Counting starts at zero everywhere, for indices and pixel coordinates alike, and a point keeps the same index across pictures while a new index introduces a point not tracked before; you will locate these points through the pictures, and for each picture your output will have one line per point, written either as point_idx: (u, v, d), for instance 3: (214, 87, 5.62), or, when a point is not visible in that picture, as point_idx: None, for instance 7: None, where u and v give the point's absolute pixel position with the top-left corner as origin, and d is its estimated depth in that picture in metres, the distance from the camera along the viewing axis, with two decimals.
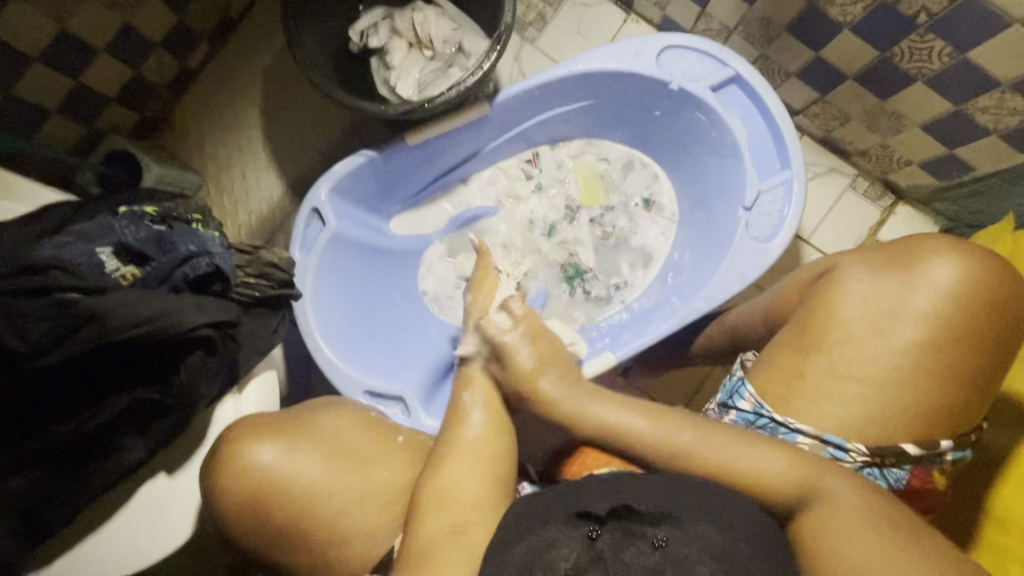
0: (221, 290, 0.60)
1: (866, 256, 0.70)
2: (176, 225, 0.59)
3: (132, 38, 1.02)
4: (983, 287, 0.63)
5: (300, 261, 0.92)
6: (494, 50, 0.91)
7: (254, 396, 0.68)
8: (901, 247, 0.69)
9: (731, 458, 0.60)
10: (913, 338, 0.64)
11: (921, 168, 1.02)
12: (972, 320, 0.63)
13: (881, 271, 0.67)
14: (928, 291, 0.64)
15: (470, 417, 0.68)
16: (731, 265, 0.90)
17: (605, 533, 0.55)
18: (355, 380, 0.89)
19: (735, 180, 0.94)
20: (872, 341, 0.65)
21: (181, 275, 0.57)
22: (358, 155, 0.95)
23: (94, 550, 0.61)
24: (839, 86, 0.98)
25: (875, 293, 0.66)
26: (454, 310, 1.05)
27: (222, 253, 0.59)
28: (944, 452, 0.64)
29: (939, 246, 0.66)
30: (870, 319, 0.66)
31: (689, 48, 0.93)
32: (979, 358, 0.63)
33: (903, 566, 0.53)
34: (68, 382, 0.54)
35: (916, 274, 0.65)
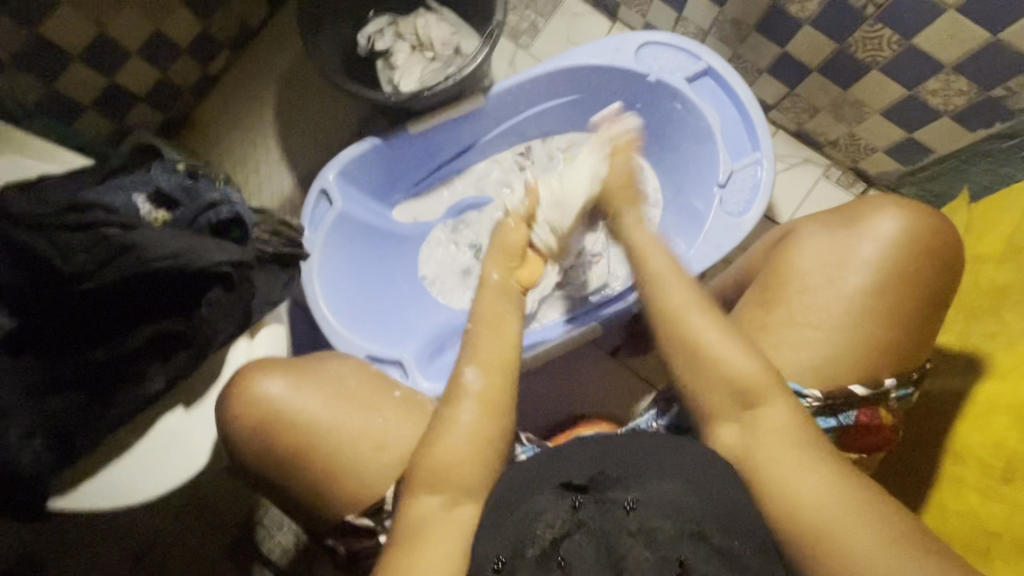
0: (240, 236, 0.67)
1: (822, 218, 0.77)
2: (202, 180, 0.68)
3: (162, 43, 1.14)
4: (921, 237, 0.70)
5: (309, 238, 1.00)
6: (487, 46, 1.00)
7: (264, 342, 0.74)
8: (852, 208, 0.76)
9: (724, 351, 0.67)
10: (861, 284, 0.70)
11: (885, 154, 1.09)
12: (912, 267, 0.69)
13: (834, 228, 0.74)
14: (873, 242, 0.71)
15: (467, 389, 0.69)
16: (708, 240, 0.97)
17: (586, 503, 0.62)
18: (356, 344, 0.95)
19: (710, 163, 1.02)
20: (824, 289, 0.71)
21: (205, 220, 0.64)
22: (364, 142, 1.04)
23: (113, 475, 0.67)
24: (805, 79, 1.07)
25: (826, 248, 0.73)
26: (454, 292, 1.12)
27: (241, 203, 0.66)
28: (889, 390, 0.69)
29: (884, 202, 0.73)
30: (823, 271, 0.72)
31: (665, 45, 1.02)
32: (920, 301, 0.69)
33: (823, 477, 0.59)
34: (102, 309, 0.60)
35: (862, 227, 0.72)
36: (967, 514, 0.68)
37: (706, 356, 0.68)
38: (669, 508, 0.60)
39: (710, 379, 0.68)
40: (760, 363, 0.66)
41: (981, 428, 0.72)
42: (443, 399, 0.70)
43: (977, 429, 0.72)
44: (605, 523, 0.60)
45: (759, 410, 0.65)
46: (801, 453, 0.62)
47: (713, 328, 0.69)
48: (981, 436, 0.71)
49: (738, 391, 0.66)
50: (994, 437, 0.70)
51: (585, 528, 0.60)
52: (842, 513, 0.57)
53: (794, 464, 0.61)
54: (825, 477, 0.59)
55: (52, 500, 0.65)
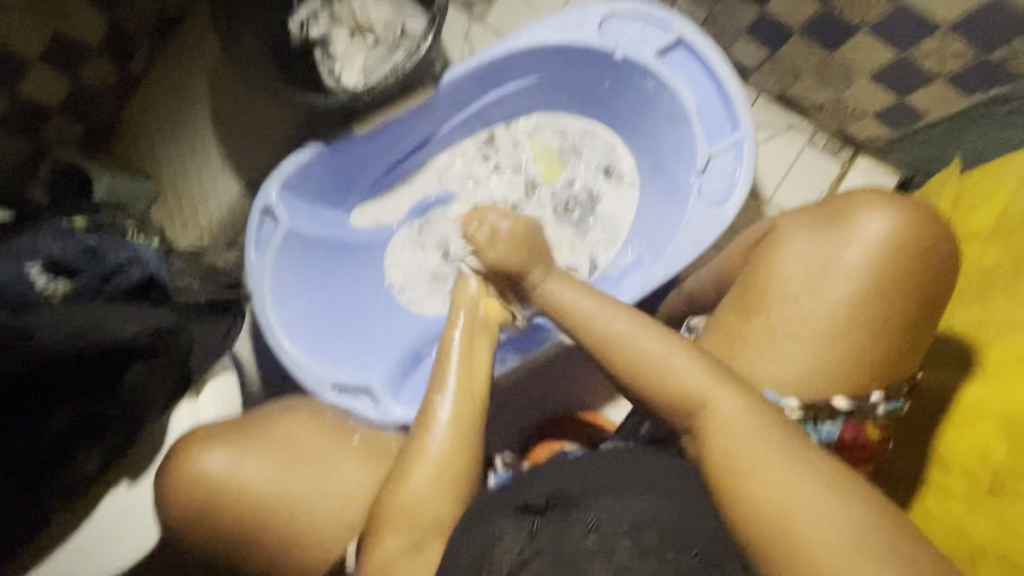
0: (159, 297, 0.62)
1: (804, 219, 0.71)
2: (106, 237, 0.59)
3: (64, 44, 0.99)
4: (913, 239, 0.63)
5: (255, 262, 0.91)
6: (432, 31, 0.88)
7: (210, 403, 0.69)
8: (836, 206, 0.69)
9: (665, 358, 0.60)
10: (847, 294, 0.64)
11: (874, 120, 1.01)
12: (905, 272, 0.63)
13: (817, 231, 0.68)
14: (858, 246, 0.65)
15: (438, 418, 0.66)
16: (687, 233, 0.90)
17: (543, 528, 0.58)
18: (320, 376, 0.89)
19: (687, 147, 0.93)
20: (806, 298, 0.66)
21: (114, 287, 0.57)
22: (306, 150, 0.94)
23: (59, 561, 0.63)
24: (787, 41, 0.97)
25: (810, 253, 0.67)
26: (423, 298, 1.06)
27: (154, 262, 0.61)
28: (875, 405, 0.64)
29: (870, 201, 0.67)
30: (805, 278, 0.67)
31: (631, 15, 0.91)
32: (912, 308, 0.63)
33: (791, 483, 0.49)
34: (11, 401, 0.53)
35: (847, 231, 0.66)
36: (955, 528, 0.65)
37: (627, 359, 0.63)
38: (634, 523, 0.56)
39: (648, 380, 0.61)
40: (691, 358, 0.60)
41: (967, 435, 0.69)
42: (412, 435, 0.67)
43: (963, 435, 0.69)
44: (569, 547, 0.55)
45: (706, 407, 0.56)
46: (765, 454, 0.52)
47: (626, 324, 0.65)
48: (967, 443, 0.68)
49: (679, 394, 0.58)
50: (979, 446, 0.67)
51: (542, 553, 0.56)
52: (824, 520, 0.47)
53: (764, 467, 0.51)
54: (792, 478, 0.50)
55: None
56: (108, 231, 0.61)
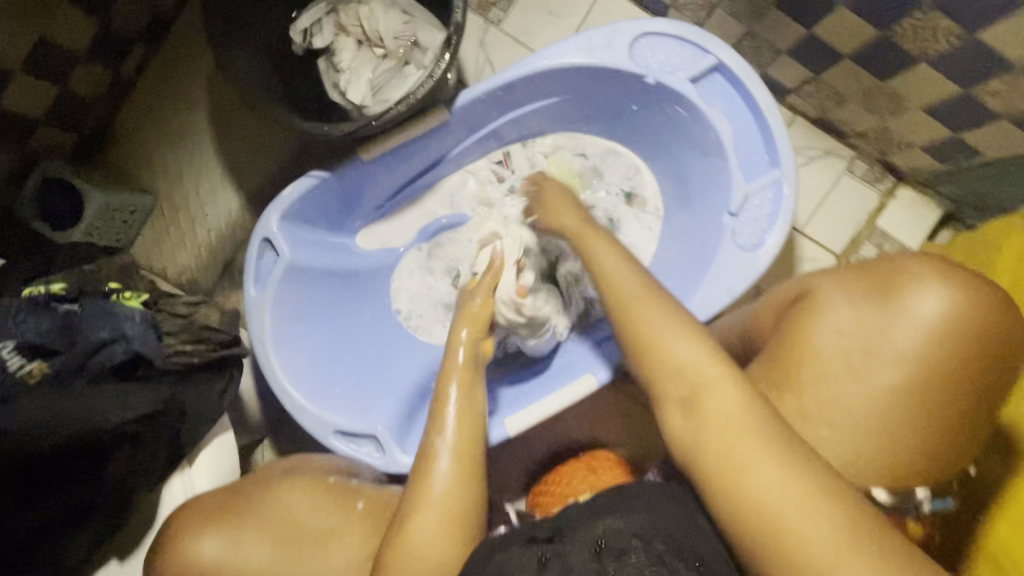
0: (146, 374, 0.62)
1: (846, 284, 0.64)
2: (86, 307, 0.61)
3: (50, 51, 0.92)
4: (971, 323, 0.57)
5: (254, 297, 0.86)
6: (447, 50, 0.81)
7: (204, 472, 0.67)
8: (885, 273, 0.62)
9: (665, 338, 0.60)
10: (892, 380, 0.59)
11: (923, 152, 0.94)
12: (959, 360, 0.58)
13: (860, 302, 0.62)
14: (908, 327, 0.59)
15: (436, 472, 0.65)
16: (718, 278, 0.83)
17: (556, 559, 0.56)
18: (323, 422, 0.84)
19: (720, 182, 0.86)
20: (845, 381, 0.60)
21: (96, 364, 0.59)
22: (308, 178, 0.87)
23: None
24: (834, 65, 0.89)
25: (852, 328, 0.61)
26: (430, 327, 1.00)
27: (137, 336, 0.61)
28: (919, 501, 0.59)
29: (925, 271, 0.60)
30: (845, 356, 0.61)
31: (665, 35, 0.82)
32: (962, 396, 0.58)
33: (777, 471, 0.51)
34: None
35: (897, 307, 0.60)
36: None
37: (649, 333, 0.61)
38: (654, 531, 0.56)
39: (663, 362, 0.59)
40: (696, 345, 0.58)
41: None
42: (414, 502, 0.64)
43: (1019, 529, 0.65)
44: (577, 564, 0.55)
45: (703, 390, 0.56)
46: (751, 443, 0.52)
47: (655, 312, 0.62)
48: None
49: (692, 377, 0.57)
50: None
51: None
52: (804, 505, 0.49)
53: (747, 458, 0.52)
54: (777, 466, 0.51)
55: None
56: (89, 297, 0.62)
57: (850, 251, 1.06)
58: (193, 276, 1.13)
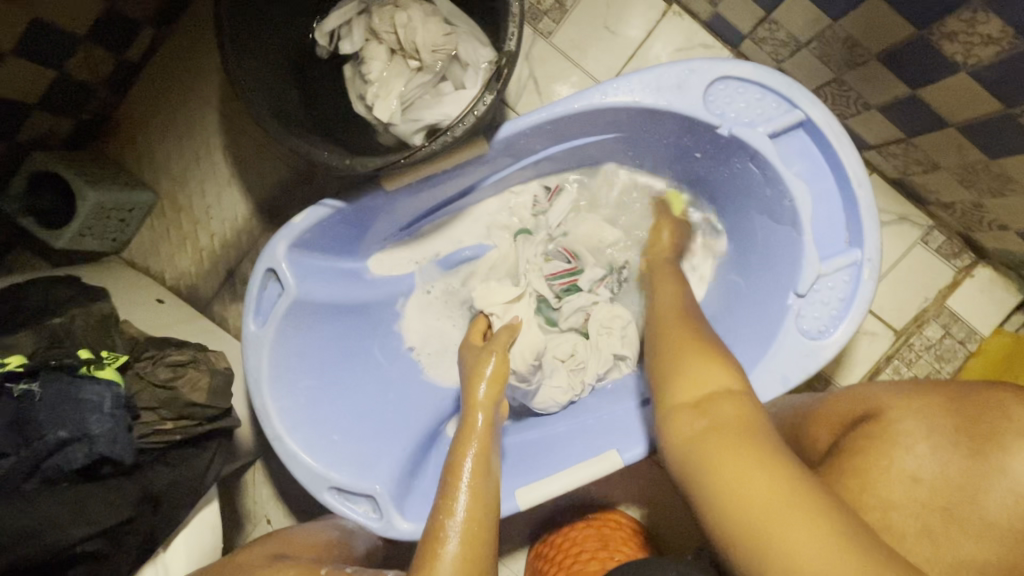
0: (112, 471, 0.60)
1: (928, 419, 0.53)
2: (45, 398, 0.57)
3: (46, 35, 0.82)
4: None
5: (254, 332, 0.77)
6: (493, 81, 0.69)
7: (180, 557, 0.64)
8: (976, 413, 0.52)
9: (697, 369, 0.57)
10: (975, 552, 0.48)
11: (1017, 236, 0.82)
12: None
13: (945, 448, 0.51)
14: (1005, 493, 0.48)
15: (442, 561, 0.57)
16: (773, 365, 0.73)
17: None
18: (318, 476, 0.76)
19: (788, 253, 0.76)
20: (920, 545, 0.49)
21: (52, 467, 0.57)
22: (323, 204, 0.77)
23: None
24: (934, 132, 0.77)
25: (933, 479, 0.51)
26: (438, 366, 0.93)
27: (103, 439, 0.58)
28: None
29: None
30: (921, 513, 0.50)
31: (748, 81, 0.71)
32: None
33: (771, 475, 0.44)
34: None
35: (990, 465, 0.49)
36: None
37: (698, 353, 0.59)
38: None
39: (695, 374, 0.57)
40: (729, 370, 0.57)
41: None
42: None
43: None
44: None
45: (714, 401, 0.53)
46: (743, 447, 0.47)
47: (694, 348, 0.60)
48: None
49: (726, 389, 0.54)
50: None
51: None
52: (791, 509, 0.42)
53: (740, 458, 0.46)
54: (769, 472, 0.45)
55: None
56: (48, 378, 0.58)
57: (912, 329, 0.95)
58: (192, 282, 1.05)
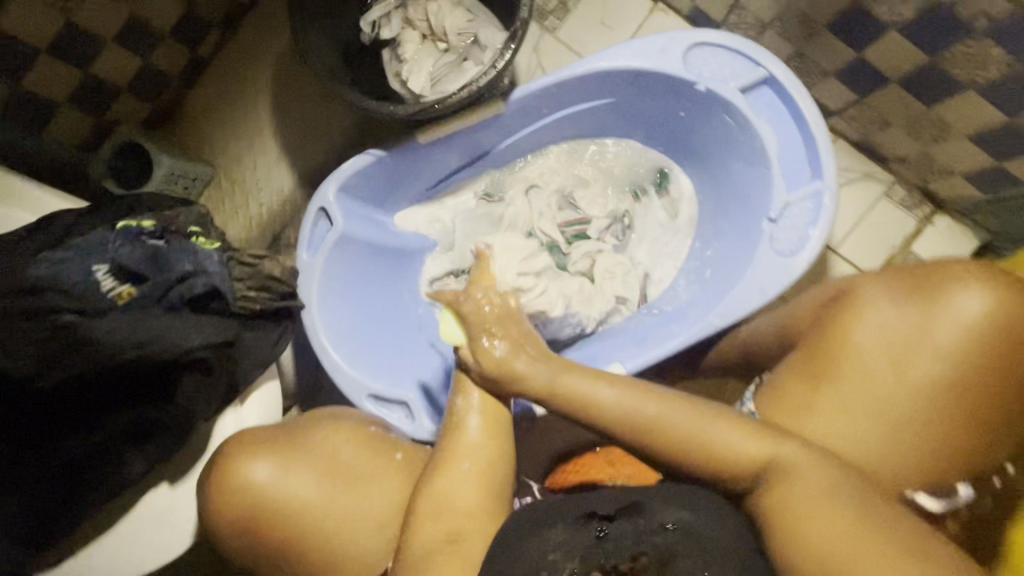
0: (219, 308, 0.61)
1: (887, 282, 0.65)
2: (174, 241, 0.61)
3: (140, 27, 0.99)
4: (1011, 324, 0.58)
5: (306, 261, 0.90)
6: (509, 47, 0.85)
7: (254, 410, 0.68)
8: (927, 273, 0.64)
9: (711, 445, 0.60)
10: (929, 372, 0.60)
11: (964, 180, 0.95)
12: (995, 359, 0.58)
13: (901, 300, 0.63)
14: (951, 325, 0.59)
15: (468, 427, 0.67)
16: (751, 280, 0.85)
17: (611, 534, 0.60)
18: (359, 383, 0.87)
19: (761, 189, 0.89)
20: (885, 375, 0.61)
21: (175, 295, 0.59)
22: (367, 154, 0.92)
23: (102, 550, 0.64)
24: (880, 89, 0.91)
25: (895, 326, 0.62)
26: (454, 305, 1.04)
27: (217, 273, 0.60)
28: (960, 494, 0.61)
29: (966, 274, 0.61)
30: (884, 352, 0.62)
31: (719, 46, 0.86)
32: (998, 389, 0.59)
33: (845, 534, 0.53)
34: (62, 404, 0.59)
35: (938, 306, 0.60)
36: None
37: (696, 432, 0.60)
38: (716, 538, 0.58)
39: (703, 452, 0.60)
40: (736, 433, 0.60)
41: None
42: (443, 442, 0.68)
43: None
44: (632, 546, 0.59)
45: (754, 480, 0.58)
46: (811, 519, 0.54)
47: (687, 412, 0.61)
48: None
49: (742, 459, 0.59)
50: None
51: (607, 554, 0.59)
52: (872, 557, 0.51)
53: (810, 530, 0.54)
54: (846, 537, 0.53)
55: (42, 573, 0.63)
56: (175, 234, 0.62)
57: None
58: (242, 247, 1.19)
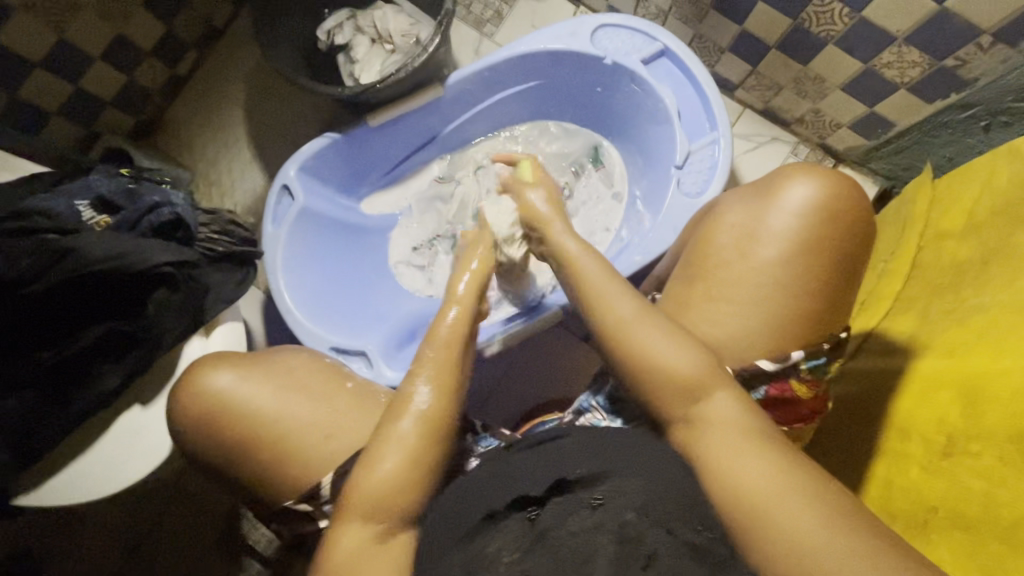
0: (185, 237, 0.74)
1: (740, 194, 0.78)
2: (144, 184, 0.76)
3: (124, 46, 1.14)
4: (832, 205, 0.70)
5: (271, 233, 1.00)
6: (438, 34, 0.98)
7: (219, 340, 0.80)
8: (769, 176, 0.76)
9: (660, 352, 0.65)
10: (774, 253, 0.71)
11: (851, 130, 1.08)
12: (823, 237, 0.70)
13: (751, 202, 0.75)
14: (782, 212, 0.71)
15: (413, 406, 0.66)
16: (665, 220, 0.97)
17: (543, 514, 0.59)
18: (320, 337, 0.96)
19: (667, 145, 1.01)
20: (740, 264, 0.73)
21: (147, 223, 0.71)
22: (323, 137, 1.04)
23: (82, 466, 0.74)
24: (766, 56, 1.06)
25: (743, 222, 0.74)
26: (405, 272, 1.15)
27: (182, 205, 0.73)
28: (796, 362, 0.70)
29: (798, 171, 0.74)
30: (737, 246, 0.74)
31: (620, 26, 1.01)
32: (832, 263, 0.70)
33: (771, 469, 0.56)
34: (39, 320, 0.67)
35: (775, 198, 0.73)
36: (911, 489, 0.71)
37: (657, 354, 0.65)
38: (641, 503, 0.57)
39: (644, 378, 0.65)
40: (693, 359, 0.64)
41: (921, 405, 0.75)
42: (385, 415, 0.67)
43: (923, 406, 0.74)
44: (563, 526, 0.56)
45: (705, 399, 0.63)
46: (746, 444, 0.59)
47: (653, 332, 0.66)
48: (926, 412, 0.74)
49: (682, 380, 0.63)
50: (936, 414, 0.72)
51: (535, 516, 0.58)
52: (788, 494, 0.54)
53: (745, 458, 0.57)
54: (777, 470, 0.56)
55: (32, 484, 0.73)
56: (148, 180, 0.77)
57: None
58: None
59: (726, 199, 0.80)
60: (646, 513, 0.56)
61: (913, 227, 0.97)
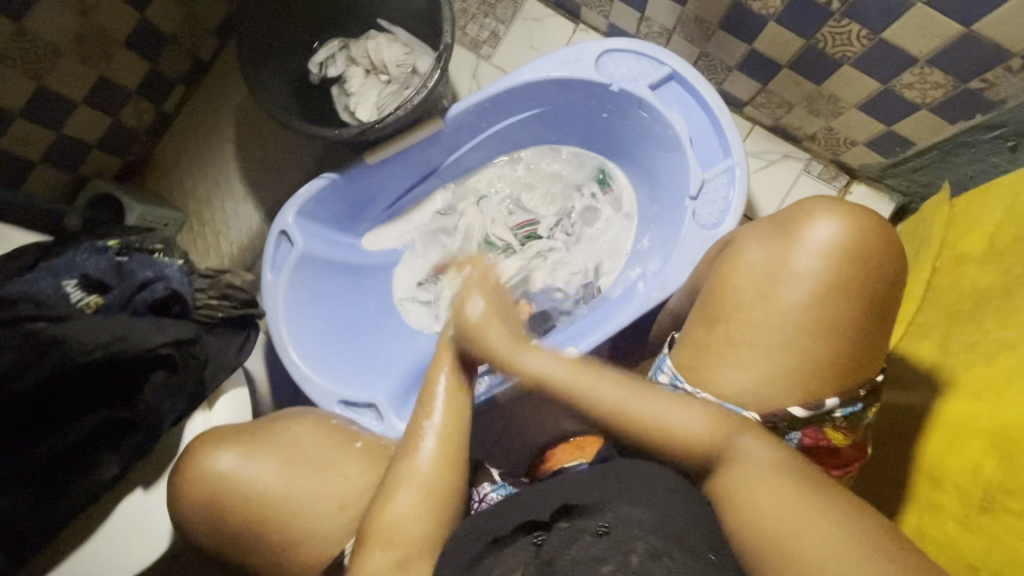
0: (180, 311, 0.73)
1: (757, 229, 0.74)
2: (136, 257, 0.73)
3: (106, 87, 1.09)
4: (860, 244, 0.66)
5: (270, 282, 0.96)
6: (437, 69, 0.94)
7: (223, 410, 0.77)
8: (791, 210, 0.72)
9: (673, 420, 0.63)
10: (801, 295, 0.66)
11: (866, 147, 1.05)
12: (852, 278, 0.65)
13: (769, 239, 0.71)
14: (808, 250, 0.67)
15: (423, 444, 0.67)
16: (683, 252, 0.92)
17: (551, 537, 0.57)
18: (328, 391, 0.92)
19: (681, 173, 0.97)
20: (762, 306, 0.68)
21: (141, 300, 0.70)
22: (321, 178, 1.00)
23: (84, 556, 0.72)
24: (776, 76, 1.02)
25: (763, 261, 0.70)
26: (413, 311, 1.10)
27: (176, 279, 0.72)
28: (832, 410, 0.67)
29: (819, 206, 0.70)
30: (758, 286, 0.69)
31: (625, 51, 0.97)
32: (862, 303, 0.66)
33: (827, 533, 0.53)
34: (30, 411, 0.65)
35: (798, 237, 0.68)
36: (949, 547, 0.68)
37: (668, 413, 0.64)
38: (649, 527, 0.55)
39: (660, 439, 0.64)
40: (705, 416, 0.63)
41: (952, 448, 0.72)
42: (396, 460, 0.67)
43: (953, 453, 0.71)
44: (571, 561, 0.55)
45: (728, 455, 0.61)
46: (787, 492, 0.57)
47: (659, 399, 0.65)
48: (958, 460, 0.70)
49: (694, 442, 0.63)
50: (971, 463, 0.68)
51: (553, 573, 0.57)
52: (853, 550, 0.51)
53: (802, 526, 0.54)
54: (838, 527, 0.53)
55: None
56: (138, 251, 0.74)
57: None
58: None
59: (743, 232, 0.76)
60: (655, 543, 0.53)
61: (934, 248, 0.94)
